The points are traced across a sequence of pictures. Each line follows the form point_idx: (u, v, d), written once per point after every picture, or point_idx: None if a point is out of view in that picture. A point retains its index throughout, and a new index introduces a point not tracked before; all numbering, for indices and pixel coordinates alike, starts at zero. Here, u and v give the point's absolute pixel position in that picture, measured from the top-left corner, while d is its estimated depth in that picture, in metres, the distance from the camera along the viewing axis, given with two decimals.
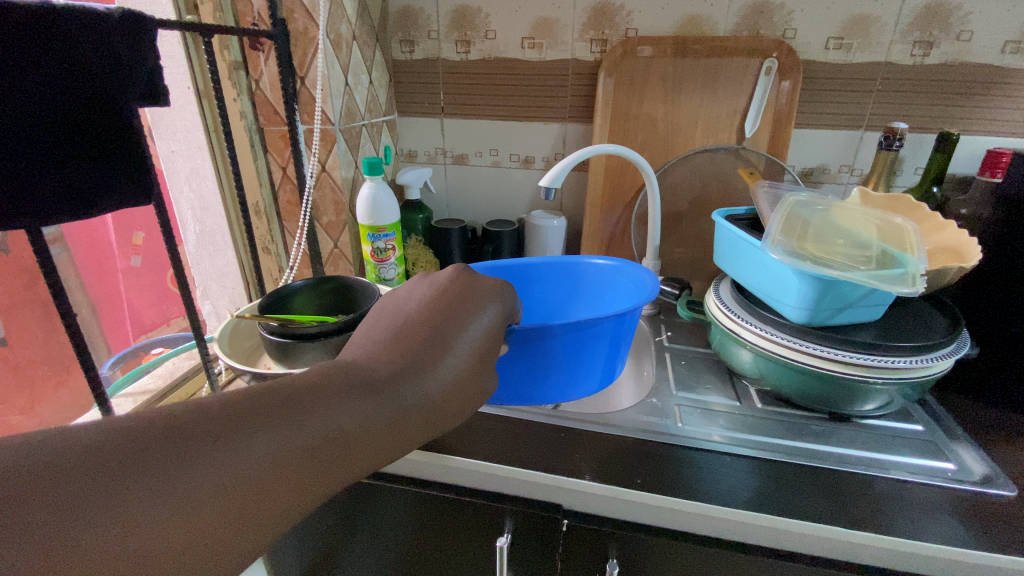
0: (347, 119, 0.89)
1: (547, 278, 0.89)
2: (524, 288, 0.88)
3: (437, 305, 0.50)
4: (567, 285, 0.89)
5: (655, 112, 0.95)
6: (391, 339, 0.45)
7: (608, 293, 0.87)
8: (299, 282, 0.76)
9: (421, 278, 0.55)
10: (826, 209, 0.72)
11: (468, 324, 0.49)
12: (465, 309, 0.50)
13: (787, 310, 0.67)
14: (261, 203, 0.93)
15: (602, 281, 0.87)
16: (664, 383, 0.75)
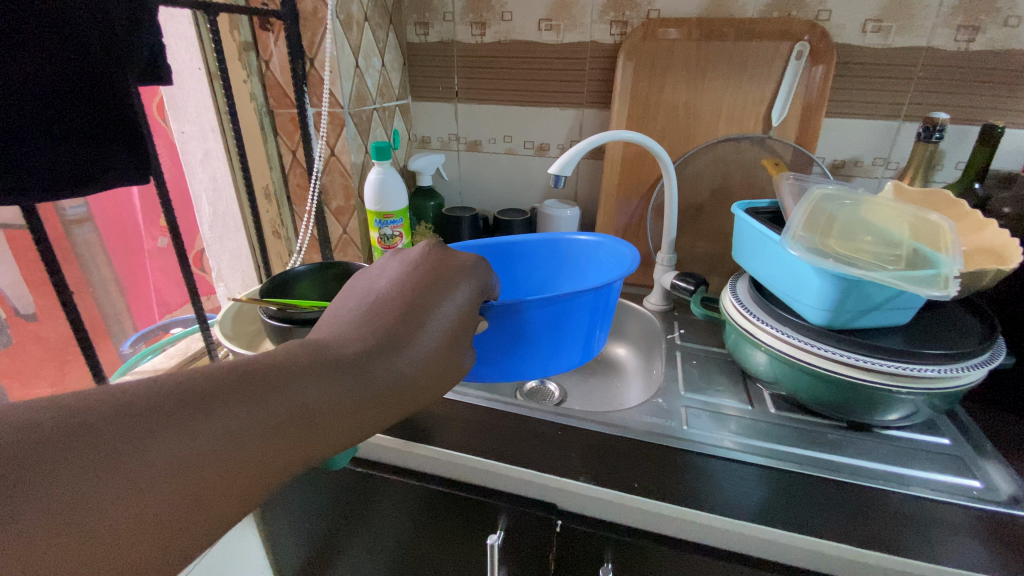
0: (357, 102, 0.88)
1: (533, 255, 0.89)
2: (512, 266, 0.89)
3: (410, 280, 0.50)
4: (551, 261, 0.89)
5: (676, 99, 0.90)
6: (362, 314, 0.46)
7: (591, 268, 0.87)
8: (303, 266, 0.76)
9: (393, 257, 0.55)
10: (853, 204, 0.68)
11: (441, 298, 0.49)
12: (439, 283, 0.51)
13: (803, 310, 0.64)
14: (271, 187, 0.92)
15: (585, 257, 0.88)
16: (673, 383, 0.72)
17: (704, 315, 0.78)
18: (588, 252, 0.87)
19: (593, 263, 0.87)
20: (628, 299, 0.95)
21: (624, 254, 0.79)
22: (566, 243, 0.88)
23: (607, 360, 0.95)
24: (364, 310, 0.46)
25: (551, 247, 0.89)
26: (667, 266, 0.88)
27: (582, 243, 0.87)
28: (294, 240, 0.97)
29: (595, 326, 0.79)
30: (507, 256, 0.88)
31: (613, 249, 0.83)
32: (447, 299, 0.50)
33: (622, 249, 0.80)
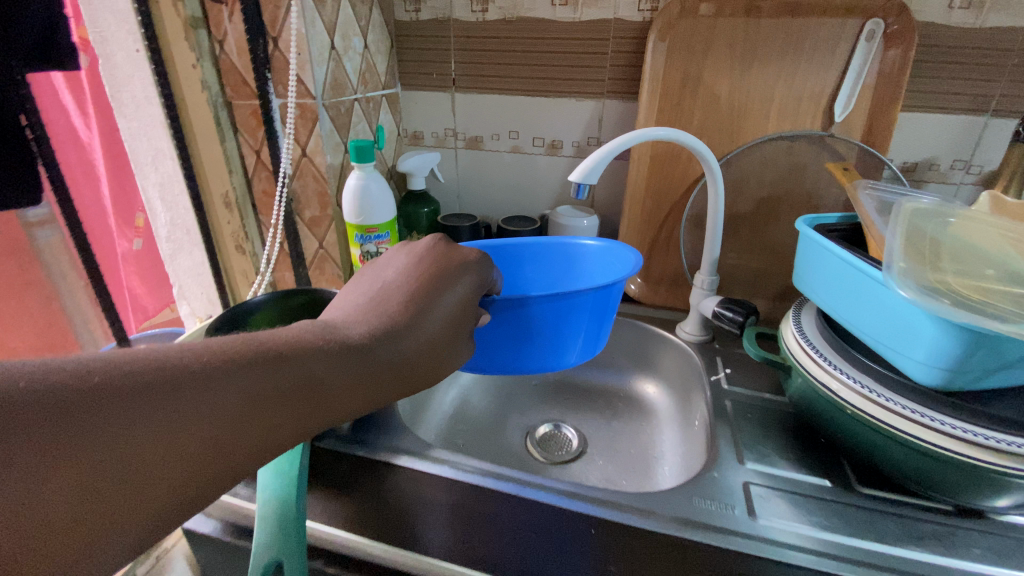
0: (334, 92, 0.72)
1: (532, 257, 0.73)
2: (515, 270, 0.73)
3: (421, 263, 0.46)
4: (551, 262, 0.74)
5: (717, 89, 0.75)
6: (367, 296, 0.41)
7: (593, 272, 0.72)
8: (260, 296, 0.61)
9: (396, 248, 0.48)
10: (959, 228, 0.54)
11: (450, 288, 0.45)
12: (450, 273, 0.46)
13: (904, 365, 0.49)
14: (231, 193, 0.77)
15: (589, 259, 0.72)
16: (727, 448, 0.58)
17: (761, 358, 0.63)
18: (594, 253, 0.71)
19: (596, 267, 0.71)
20: (657, 325, 0.81)
21: (629, 257, 0.64)
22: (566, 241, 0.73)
23: (632, 399, 0.81)
24: (369, 294, 0.42)
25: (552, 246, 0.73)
26: (707, 290, 0.74)
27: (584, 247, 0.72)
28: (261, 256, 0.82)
29: (592, 334, 0.64)
30: (511, 257, 0.73)
31: (619, 250, 0.67)
32: (456, 288, 0.45)
33: (628, 252, 0.65)
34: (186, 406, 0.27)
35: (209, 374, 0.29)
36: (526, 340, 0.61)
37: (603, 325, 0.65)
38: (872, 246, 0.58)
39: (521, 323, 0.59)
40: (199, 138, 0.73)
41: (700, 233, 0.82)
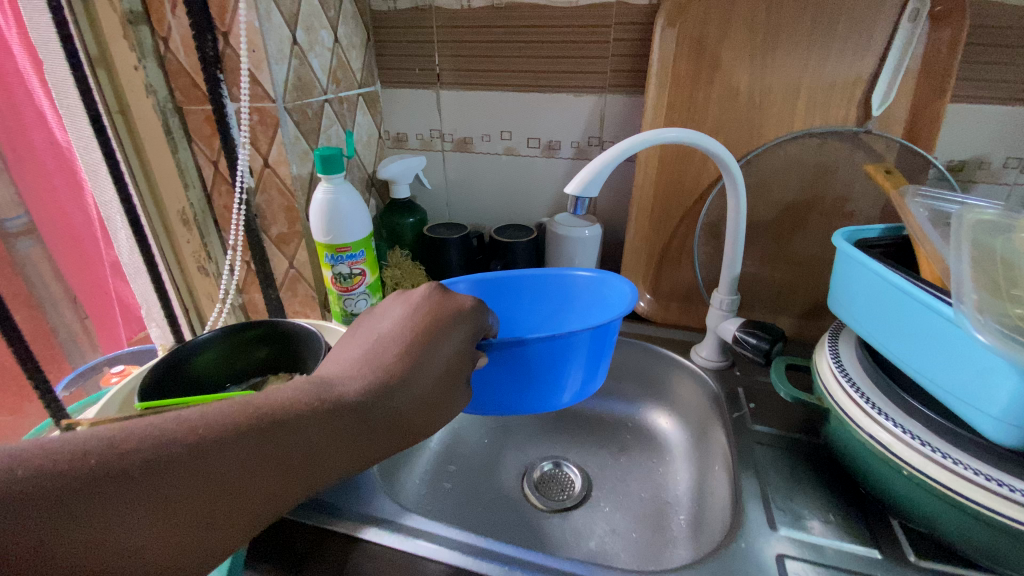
0: (298, 93, 0.64)
1: (523, 290, 0.65)
2: (507, 306, 0.65)
3: (421, 308, 0.45)
4: (540, 297, 0.66)
5: (734, 80, 0.66)
6: (368, 345, 0.42)
7: (585, 311, 0.64)
8: (209, 333, 0.52)
9: (395, 299, 0.48)
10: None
11: (447, 334, 0.43)
12: (449, 315, 0.45)
13: (976, 421, 0.40)
14: (188, 209, 0.69)
15: (581, 295, 0.64)
16: (755, 506, 0.49)
17: (794, 400, 0.54)
18: (586, 286, 0.63)
19: (588, 305, 0.63)
20: (669, 347, 0.72)
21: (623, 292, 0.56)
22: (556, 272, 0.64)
23: (642, 431, 0.72)
24: (369, 344, 0.42)
25: (541, 278, 0.65)
26: (726, 311, 0.65)
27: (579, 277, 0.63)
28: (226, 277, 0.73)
29: (583, 378, 0.55)
30: (503, 292, 0.65)
31: (612, 285, 0.59)
32: (454, 333, 0.44)
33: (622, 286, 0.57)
34: (187, 476, 0.28)
35: (205, 443, 0.30)
36: (524, 384, 0.53)
37: (597, 367, 0.56)
38: (924, 266, 0.49)
39: (521, 366, 0.51)
40: (148, 148, 0.65)
41: (716, 243, 0.73)
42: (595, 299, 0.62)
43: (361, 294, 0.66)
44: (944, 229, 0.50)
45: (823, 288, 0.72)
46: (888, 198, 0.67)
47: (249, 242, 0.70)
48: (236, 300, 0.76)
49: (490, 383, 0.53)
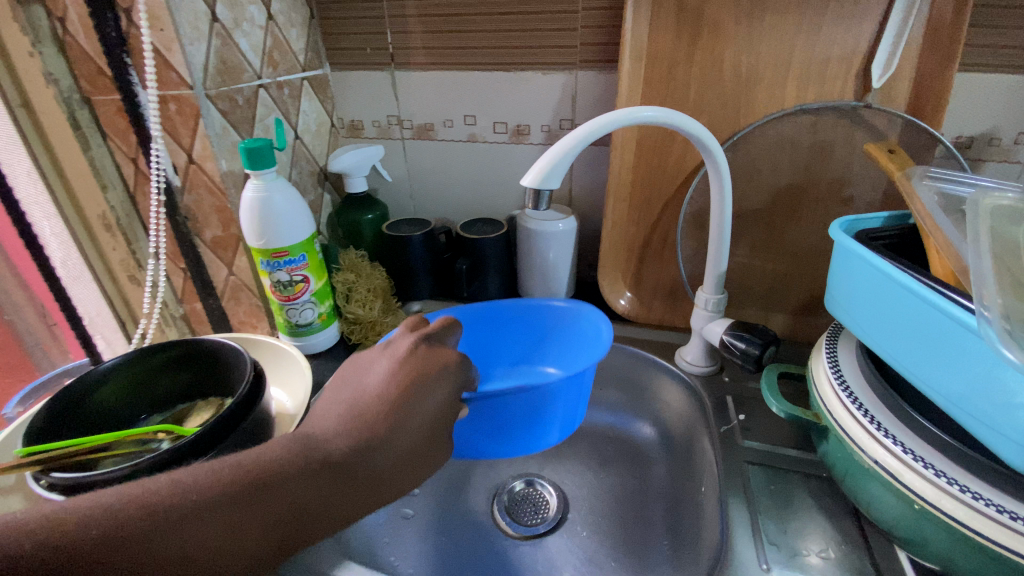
0: (222, 77, 0.56)
1: (504, 320, 0.62)
2: (492, 336, 0.63)
3: (407, 357, 0.41)
4: (518, 330, 0.63)
5: (717, 51, 0.59)
6: (344, 402, 0.38)
7: (562, 347, 0.61)
8: (113, 361, 0.49)
9: (378, 349, 0.44)
10: None
11: (428, 388, 0.39)
12: (433, 366, 0.41)
13: (998, 447, 0.34)
14: (111, 212, 0.62)
15: (558, 328, 0.61)
16: (745, 541, 0.43)
17: (786, 414, 0.49)
18: (564, 319, 0.60)
19: (566, 340, 0.61)
20: (650, 350, 0.66)
21: (602, 331, 0.54)
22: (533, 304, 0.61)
23: (623, 441, 0.66)
24: (348, 399, 0.38)
25: (521, 308, 0.61)
26: (712, 311, 0.58)
27: (558, 309, 0.60)
28: (159, 287, 0.66)
29: (568, 420, 0.51)
30: (488, 322, 0.62)
31: (591, 320, 0.57)
32: (436, 387, 0.39)
33: (600, 322, 0.55)
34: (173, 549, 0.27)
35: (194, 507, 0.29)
36: (517, 431, 0.48)
37: (577, 410, 0.51)
38: (935, 260, 0.42)
39: (508, 417, 0.46)
40: (57, 145, 0.59)
41: (700, 235, 0.66)
42: (576, 333, 0.59)
43: (306, 302, 0.60)
44: (956, 216, 0.43)
45: (819, 281, 0.65)
46: (890, 181, 0.60)
47: (181, 249, 0.63)
48: (176, 311, 0.70)
49: (477, 432, 0.47)
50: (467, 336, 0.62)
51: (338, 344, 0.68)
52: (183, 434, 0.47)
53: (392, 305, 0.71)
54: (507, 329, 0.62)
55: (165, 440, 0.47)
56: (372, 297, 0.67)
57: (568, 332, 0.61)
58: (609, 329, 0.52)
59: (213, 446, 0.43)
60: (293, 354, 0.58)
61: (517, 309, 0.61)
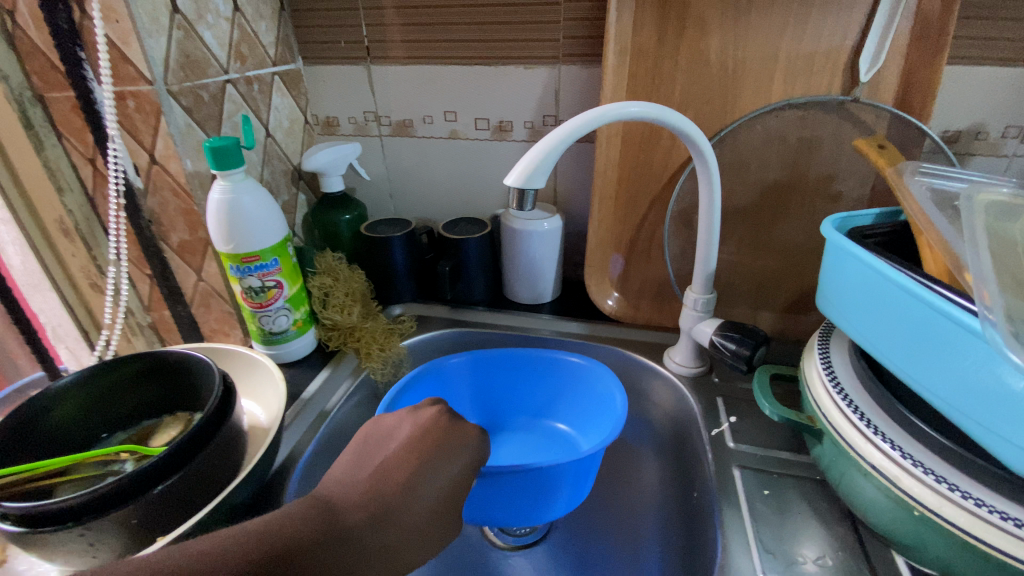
0: (185, 72, 0.53)
1: (517, 369, 0.64)
2: (506, 383, 0.65)
3: (430, 430, 0.41)
4: (531, 382, 0.65)
5: (703, 44, 0.57)
6: (362, 472, 0.37)
7: (574, 404, 0.63)
8: (66, 380, 0.45)
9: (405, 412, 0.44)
10: None
11: (443, 467, 0.38)
12: (455, 443, 0.40)
13: (998, 451, 0.33)
14: (68, 217, 0.59)
15: (570, 386, 0.63)
16: (739, 551, 0.42)
17: (779, 417, 0.47)
18: (575, 377, 0.62)
19: (577, 398, 0.63)
20: (638, 352, 0.65)
21: (617, 398, 0.56)
22: (546, 361, 0.63)
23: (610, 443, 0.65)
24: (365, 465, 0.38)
25: (534, 361, 0.64)
26: (701, 312, 0.57)
27: (574, 367, 0.62)
28: (123, 295, 0.63)
29: (571, 497, 0.49)
30: (501, 369, 0.64)
31: (603, 382, 0.59)
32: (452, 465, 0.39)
33: (614, 389, 0.57)
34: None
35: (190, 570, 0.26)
36: (525, 507, 0.47)
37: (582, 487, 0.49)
38: (928, 257, 0.41)
39: (525, 494, 0.45)
40: (7, 146, 0.55)
41: (687, 233, 0.65)
42: (590, 396, 0.61)
43: (280, 309, 0.57)
44: (950, 211, 0.43)
45: (807, 278, 0.65)
46: (877, 177, 0.59)
47: (146, 254, 0.60)
48: (144, 320, 0.66)
49: (487, 503, 0.46)
50: (481, 380, 0.64)
51: (316, 352, 0.65)
52: (150, 454, 0.44)
53: (372, 310, 0.68)
54: (523, 382, 0.65)
55: (129, 460, 0.45)
56: (350, 301, 0.65)
57: (583, 393, 0.62)
58: (625, 403, 0.55)
59: (183, 467, 0.40)
60: (266, 364, 0.55)
61: (536, 364, 0.64)
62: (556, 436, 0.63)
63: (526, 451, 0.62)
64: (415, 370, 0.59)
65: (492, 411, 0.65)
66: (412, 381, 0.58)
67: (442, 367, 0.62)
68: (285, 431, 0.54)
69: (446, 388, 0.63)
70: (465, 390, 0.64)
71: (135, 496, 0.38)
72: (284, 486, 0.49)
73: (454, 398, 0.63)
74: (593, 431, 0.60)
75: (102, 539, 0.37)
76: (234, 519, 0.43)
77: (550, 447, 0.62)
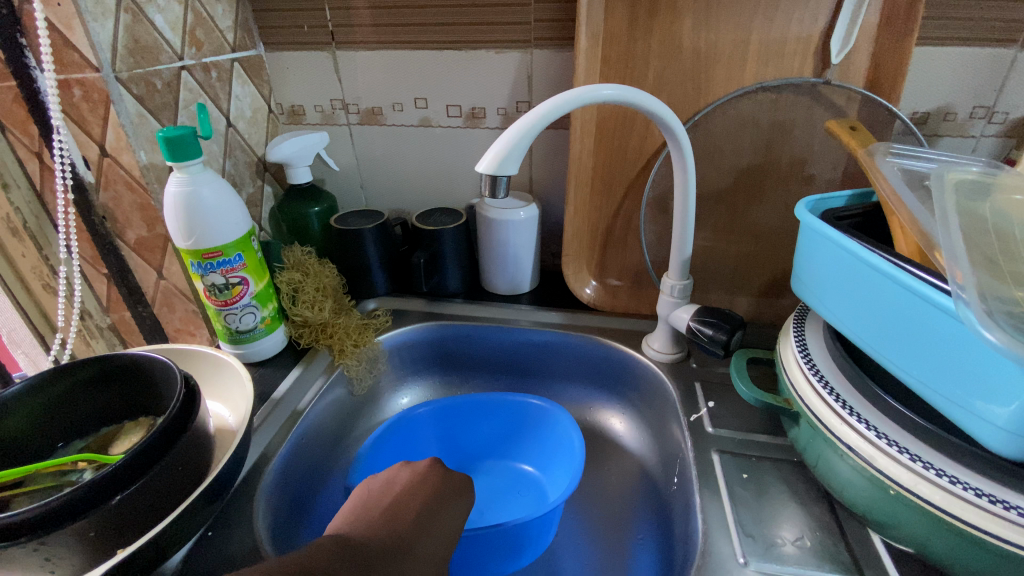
0: (135, 58, 0.50)
1: (481, 412, 0.65)
2: (472, 427, 0.65)
3: (429, 474, 0.45)
4: (497, 425, 0.65)
5: (675, 27, 0.56)
6: (374, 514, 0.40)
7: (539, 444, 0.64)
8: (14, 389, 0.43)
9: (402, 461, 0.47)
10: (1019, 210, 0.39)
11: (449, 512, 0.43)
12: (453, 489, 0.45)
13: (972, 429, 0.33)
14: (15, 215, 0.55)
15: (533, 428, 0.64)
16: (721, 535, 0.42)
17: (755, 401, 0.47)
18: (539, 418, 0.63)
19: (540, 439, 0.63)
20: (616, 339, 0.64)
21: (574, 440, 0.58)
22: (511, 404, 0.64)
23: (593, 435, 0.65)
24: (370, 507, 0.41)
25: (499, 403, 0.64)
26: (678, 298, 0.57)
27: (535, 407, 0.63)
28: (78, 295, 0.60)
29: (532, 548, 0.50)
30: (467, 414, 0.65)
31: (564, 428, 0.60)
32: (456, 508, 0.44)
33: (571, 430, 0.59)
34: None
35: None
36: (499, 561, 0.49)
37: (542, 539, 0.50)
38: (899, 237, 0.41)
39: (501, 549, 0.48)
40: None
41: (663, 219, 0.64)
42: (550, 437, 0.62)
43: (247, 307, 0.55)
44: (921, 191, 0.43)
45: (783, 261, 0.65)
46: (850, 158, 0.60)
47: (101, 253, 0.57)
48: (103, 322, 0.63)
49: (467, 561, 0.48)
50: (446, 427, 0.65)
51: (286, 350, 0.63)
52: (110, 461, 0.42)
53: (345, 305, 0.66)
54: (488, 424, 0.65)
55: (88, 469, 0.43)
56: (320, 296, 0.63)
57: (544, 431, 0.63)
58: (580, 441, 0.57)
59: (146, 472, 0.38)
60: (232, 364, 0.53)
61: (498, 406, 0.64)
62: (522, 478, 0.63)
63: (491, 495, 0.61)
64: (381, 427, 0.60)
65: (459, 455, 0.65)
66: (379, 438, 0.59)
67: (407, 418, 0.62)
68: (255, 433, 0.52)
69: (412, 438, 0.63)
70: (432, 437, 0.64)
71: (91, 509, 0.36)
72: (257, 488, 0.47)
73: (422, 446, 0.64)
74: (556, 471, 0.61)
75: (59, 554, 0.36)
76: (202, 525, 0.42)
77: (515, 490, 0.61)
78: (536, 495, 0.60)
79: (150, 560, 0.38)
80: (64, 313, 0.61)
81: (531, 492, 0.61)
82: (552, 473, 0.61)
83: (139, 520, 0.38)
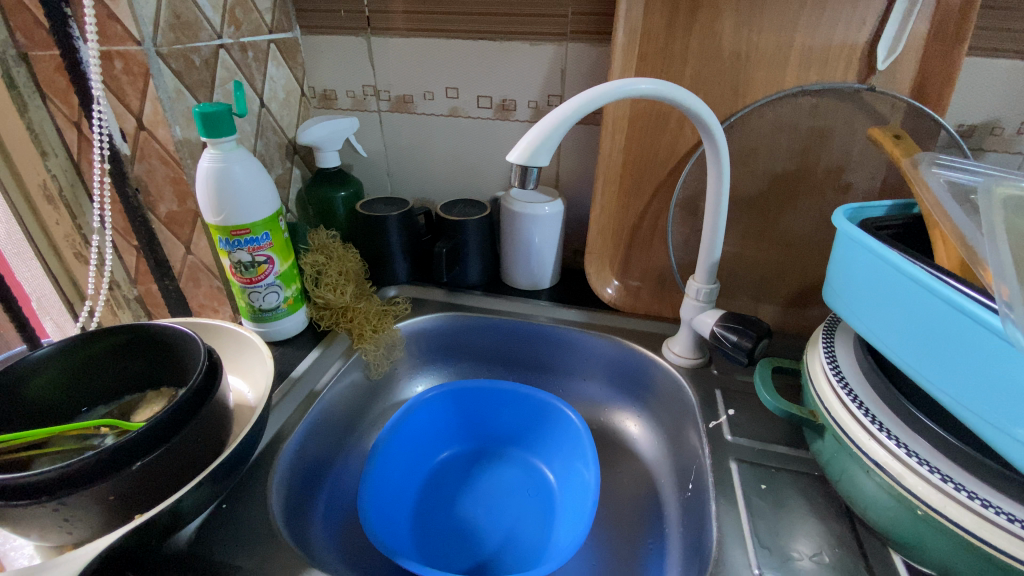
0: (175, 34, 0.50)
1: (497, 404, 0.65)
2: (490, 413, 0.66)
3: None
4: (511, 419, 0.65)
5: (716, 25, 0.55)
6: None
7: (554, 447, 0.63)
8: (44, 351, 0.44)
9: None
10: None
11: None
12: None
13: (1006, 451, 0.32)
14: (52, 182, 0.57)
15: (550, 427, 0.63)
16: (735, 543, 0.41)
17: (778, 411, 0.46)
18: (558, 422, 0.62)
19: (556, 441, 0.63)
20: (636, 340, 0.63)
21: (589, 452, 0.57)
22: (527, 398, 0.64)
23: (607, 435, 0.65)
24: None
25: (516, 395, 0.64)
26: (703, 302, 0.55)
27: (553, 407, 0.63)
28: (109, 265, 0.61)
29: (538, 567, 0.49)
30: (485, 399, 0.65)
31: (580, 436, 0.59)
32: None
33: (587, 442, 0.58)
34: None
35: None
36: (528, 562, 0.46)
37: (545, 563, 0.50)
38: (941, 248, 0.41)
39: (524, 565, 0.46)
40: None
41: (691, 221, 0.63)
42: (566, 443, 0.62)
43: (271, 285, 0.56)
44: (966, 205, 0.41)
45: (813, 270, 0.63)
46: (889, 167, 0.58)
47: (132, 224, 0.58)
48: (130, 293, 0.65)
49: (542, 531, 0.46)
50: (463, 409, 0.65)
51: (307, 331, 0.63)
52: (132, 428, 0.43)
53: (366, 290, 0.67)
54: (506, 412, 0.65)
55: (110, 435, 0.43)
56: (343, 280, 0.63)
57: (561, 436, 0.62)
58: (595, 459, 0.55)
59: (165, 441, 0.39)
60: (253, 342, 0.53)
61: (516, 397, 0.64)
62: (535, 479, 0.62)
63: (499, 489, 0.61)
64: (399, 413, 0.60)
65: (475, 438, 0.66)
66: (398, 423, 0.60)
67: (424, 403, 0.63)
68: (273, 410, 0.52)
69: (427, 425, 0.63)
70: (449, 418, 0.65)
71: (109, 474, 0.36)
72: (272, 464, 0.48)
73: (435, 434, 0.64)
74: (569, 476, 0.60)
75: (77, 515, 0.36)
76: (217, 497, 0.42)
77: (526, 490, 0.60)
78: (548, 500, 0.59)
79: (166, 528, 0.38)
80: (94, 281, 0.62)
81: (543, 496, 0.60)
82: (565, 479, 0.60)
83: (157, 488, 0.38)
